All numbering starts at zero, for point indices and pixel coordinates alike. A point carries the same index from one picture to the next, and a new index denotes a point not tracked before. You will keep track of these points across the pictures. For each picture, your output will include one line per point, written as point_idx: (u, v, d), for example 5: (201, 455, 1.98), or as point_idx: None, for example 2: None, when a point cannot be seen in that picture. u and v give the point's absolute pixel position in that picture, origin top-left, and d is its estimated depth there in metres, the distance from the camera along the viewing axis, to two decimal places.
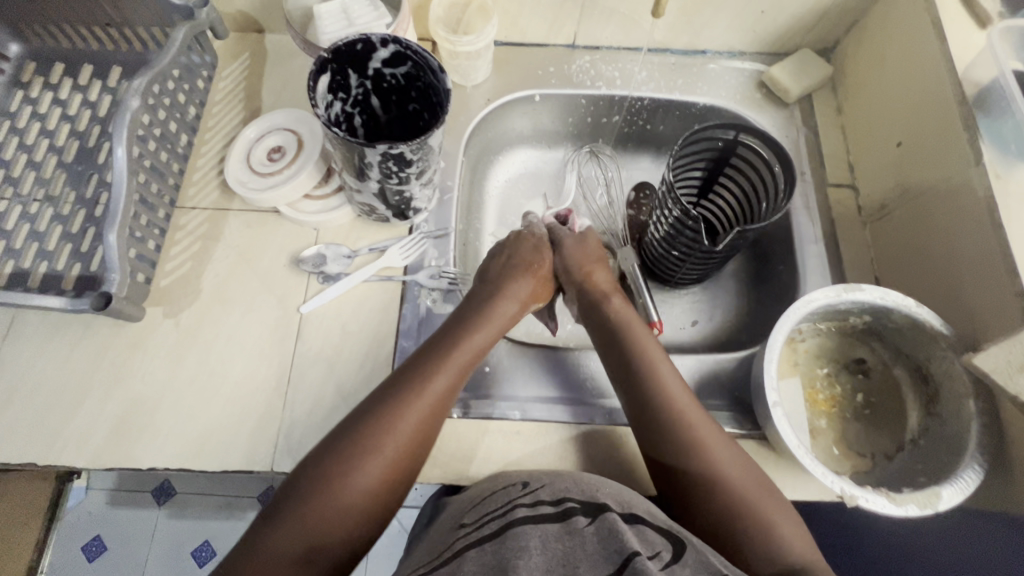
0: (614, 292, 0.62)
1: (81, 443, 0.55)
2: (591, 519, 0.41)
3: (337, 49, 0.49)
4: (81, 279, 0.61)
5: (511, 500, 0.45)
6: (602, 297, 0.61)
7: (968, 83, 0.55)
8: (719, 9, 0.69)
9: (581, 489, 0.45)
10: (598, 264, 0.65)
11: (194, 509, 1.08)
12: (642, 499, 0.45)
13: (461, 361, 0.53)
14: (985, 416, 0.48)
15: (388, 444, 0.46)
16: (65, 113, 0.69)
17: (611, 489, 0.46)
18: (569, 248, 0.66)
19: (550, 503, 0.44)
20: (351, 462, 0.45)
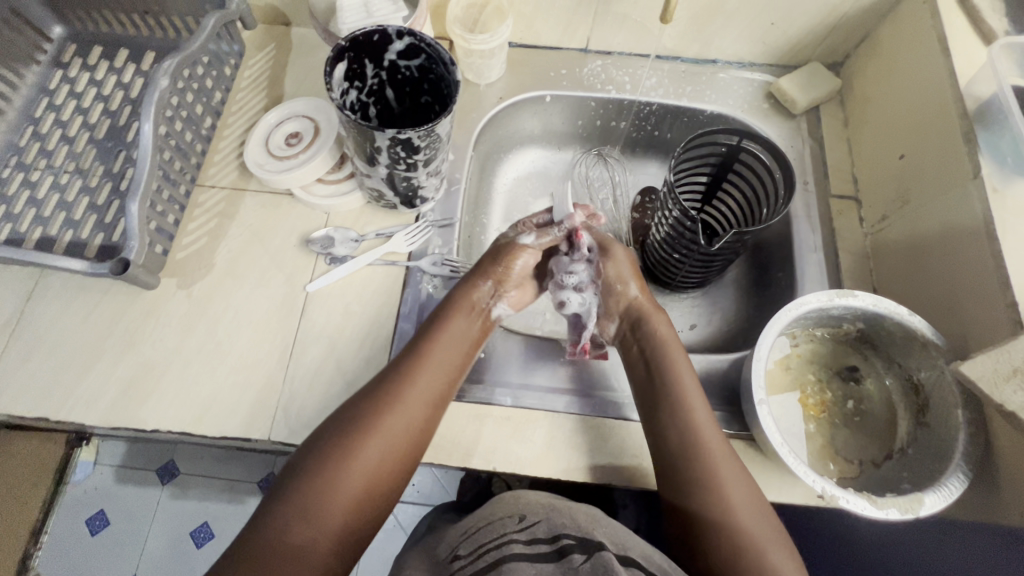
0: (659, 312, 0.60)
1: (92, 401, 0.57)
2: (587, 556, 0.43)
3: (355, 38, 0.52)
4: (103, 247, 0.64)
5: (504, 533, 0.48)
6: (649, 315, 0.60)
7: (971, 97, 0.55)
8: (730, 20, 0.70)
9: (577, 526, 0.47)
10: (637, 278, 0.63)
11: (195, 490, 1.11)
12: (637, 541, 0.46)
13: (453, 348, 0.55)
14: (972, 426, 0.48)
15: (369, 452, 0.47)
16: (100, 92, 0.73)
17: (606, 527, 0.47)
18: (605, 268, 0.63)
19: (545, 540, 0.46)
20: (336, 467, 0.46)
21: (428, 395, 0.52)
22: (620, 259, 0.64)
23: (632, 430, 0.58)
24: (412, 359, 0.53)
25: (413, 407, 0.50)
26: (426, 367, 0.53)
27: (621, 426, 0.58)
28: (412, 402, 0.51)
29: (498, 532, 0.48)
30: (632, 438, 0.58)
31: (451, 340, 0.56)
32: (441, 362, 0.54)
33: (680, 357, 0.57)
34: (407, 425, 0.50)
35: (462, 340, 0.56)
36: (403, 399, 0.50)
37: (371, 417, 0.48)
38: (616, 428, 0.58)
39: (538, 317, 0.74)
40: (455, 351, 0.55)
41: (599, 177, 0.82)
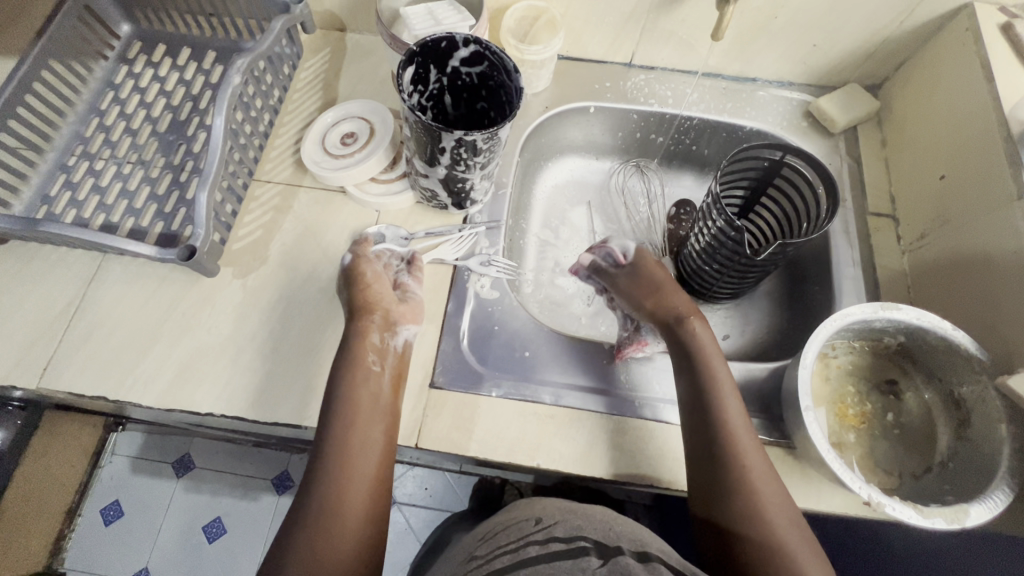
0: (692, 317, 0.61)
1: (149, 384, 0.59)
2: (604, 561, 0.44)
3: (425, 44, 0.54)
4: (163, 235, 0.66)
5: (523, 535, 0.50)
6: (682, 322, 0.60)
7: (1015, 121, 0.57)
8: (773, 40, 0.73)
9: (595, 528, 0.49)
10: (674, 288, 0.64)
11: (210, 485, 1.12)
12: (658, 539, 0.49)
13: (369, 401, 0.54)
14: (1017, 441, 0.49)
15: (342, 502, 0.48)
16: (163, 88, 0.76)
17: (626, 528, 0.50)
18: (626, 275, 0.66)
19: (563, 539, 0.48)
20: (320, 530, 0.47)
21: (369, 444, 0.52)
22: (648, 266, 0.66)
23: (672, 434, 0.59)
24: (331, 429, 0.52)
25: (354, 480, 0.50)
26: (350, 433, 0.52)
27: (663, 429, 0.59)
28: (351, 473, 0.50)
29: (518, 535, 0.50)
30: (671, 441, 0.59)
31: (363, 392, 0.54)
32: (362, 423, 0.52)
33: (719, 363, 0.56)
34: (357, 497, 0.49)
35: (374, 388, 0.55)
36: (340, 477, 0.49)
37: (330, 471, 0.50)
38: (657, 430, 0.59)
39: (574, 321, 0.75)
40: (373, 402, 0.54)
41: (636, 188, 0.84)
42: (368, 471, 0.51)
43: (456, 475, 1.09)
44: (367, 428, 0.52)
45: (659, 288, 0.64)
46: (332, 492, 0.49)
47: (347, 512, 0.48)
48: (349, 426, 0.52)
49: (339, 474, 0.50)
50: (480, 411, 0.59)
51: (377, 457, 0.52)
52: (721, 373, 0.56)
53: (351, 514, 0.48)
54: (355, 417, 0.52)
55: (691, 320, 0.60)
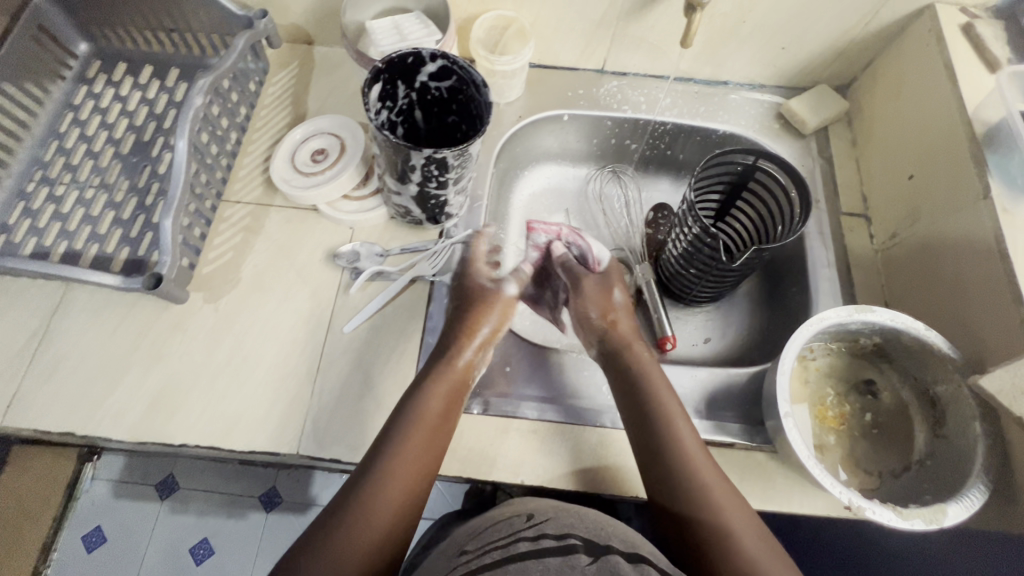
0: (637, 340, 0.62)
1: (119, 416, 0.57)
2: (592, 558, 0.44)
3: (391, 60, 0.53)
4: (130, 261, 0.64)
5: (514, 532, 0.48)
6: (625, 346, 0.61)
7: (979, 121, 0.58)
8: (743, 44, 0.73)
9: (586, 527, 0.48)
10: (624, 308, 0.65)
11: (197, 504, 1.09)
12: (649, 543, 0.48)
13: (444, 400, 0.54)
14: (991, 438, 0.50)
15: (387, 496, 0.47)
16: (125, 108, 0.74)
17: (617, 530, 0.49)
18: (586, 288, 0.66)
19: (553, 536, 0.47)
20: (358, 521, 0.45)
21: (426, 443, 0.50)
22: (606, 285, 0.67)
23: None
24: (400, 418, 0.52)
25: (404, 477, 0.48)
26: (411, 437, 0.50)
27: None
28: (400, 475, 0.48)
29: (508, 531, 0.49)
30: None
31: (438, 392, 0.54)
32: (431, 420, 0.52)
33: (662, 386, 0.57)
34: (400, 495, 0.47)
35: (450, 392, 0.54)
36: (393, 466, 0.48)
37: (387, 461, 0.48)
38: None
39: None
40: (445, 402, 0.54)
41: (613, 194, 0.84)
42: (418, 467, 0.49)
43: (445, 485, 1.08)
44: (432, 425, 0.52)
45: (605, 312, 0.64)
46: (378, 482, 0.47)
47: (383, 507, 0.46)
48: (414, 417, 0.51)
49: (391, 462, 0.49)
50: (462, 430, 0.58)
51: (430, 457, 0.50)
52: (660, 389, 0.56)
53: (387, 510, 0.47)
54: (424, 412, 0.52)
55: (633, 341, 0.62)
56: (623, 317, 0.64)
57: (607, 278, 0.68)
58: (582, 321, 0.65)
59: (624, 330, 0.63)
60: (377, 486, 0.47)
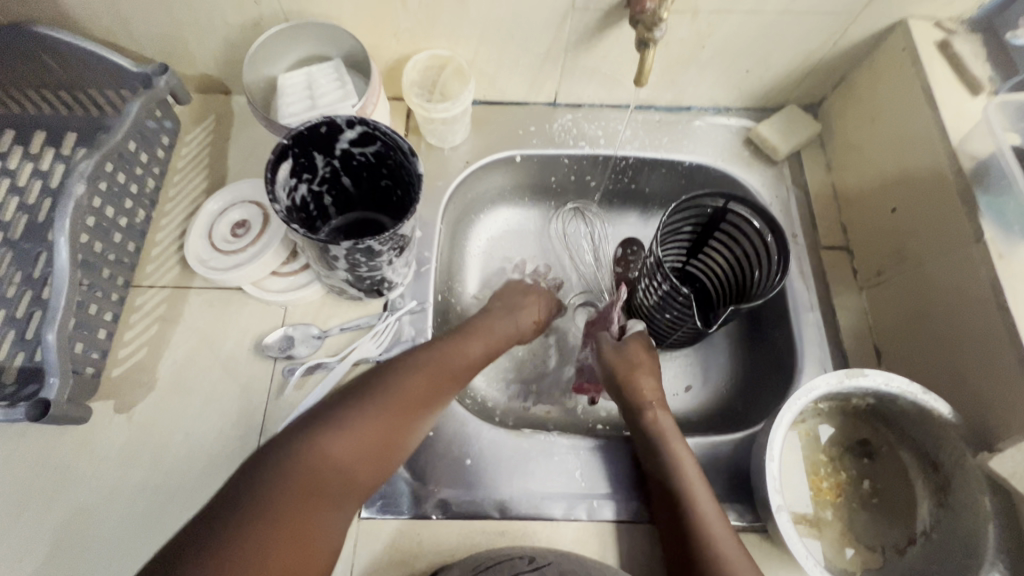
0: (661, 406, 0.56)
1: (17, 561, 0.49)
2: None
3: (299, 134, 0.46)
4: (24, 370, 0.56)
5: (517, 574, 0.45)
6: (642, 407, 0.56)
7: (965, 154, 0.52)
8: (704, 69, 0.67)
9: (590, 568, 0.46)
10: (644, 372, 0.58)
11: None
12: None
13: (469, 355, 0.54)
14: (1003, 518, 0.45)
15: (403, 413, 0.47)
16: (14, 184, 0.64)
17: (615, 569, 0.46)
18: (606, 352, 0.60)
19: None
20: (370, 420, 0.45)
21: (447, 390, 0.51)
22: (629, 348, 0.60)
23: (642, 536, 0.52)
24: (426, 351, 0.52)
25: (425, 405, 0.49)
26: (439, 375, 0.51)
27: (629, 529, 0.53)
28: (421, 409, 0.49)
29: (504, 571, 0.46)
30: (642, 544, 0.52)
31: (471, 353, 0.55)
32: (459, 361, 0.53)
33: (686, 457, 0.52)
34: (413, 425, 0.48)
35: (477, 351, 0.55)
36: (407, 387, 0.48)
37: (415, 386, 0.49)
38: (623, 532, 0.53)
39: (525, 394, 0.68)
40: (470, 355, 0.54)
41: (579, 233, 0.77)
42: (427, 398, 0.49)
43: None
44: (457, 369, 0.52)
45: (621, 373, 0.58)
46: (393, 394, 0.47)
47: (389, 418, 0.46)
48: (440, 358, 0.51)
49: (412, 385, 0.49)
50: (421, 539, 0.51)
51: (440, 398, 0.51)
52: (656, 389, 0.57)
53: (389, 422, 0.46)
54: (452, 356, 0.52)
55: (655, 406, 0.56)
56: (646, 377, 0.58)
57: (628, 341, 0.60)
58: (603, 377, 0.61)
59: (645, 392, 0.56)
60: (390, 398, 0.47)
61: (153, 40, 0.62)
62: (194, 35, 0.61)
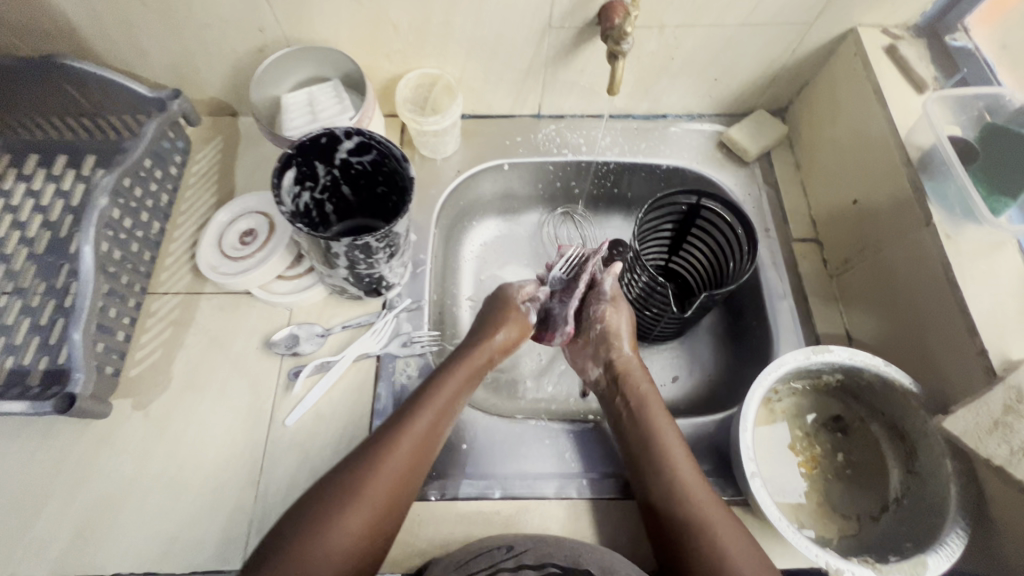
0: (642, 372, 0.60)
1: (42, 550, 0.52)
2: None
3: (302, 144, 0.51)
4: (48, 372, 0.59)
5: (494, 564, 0.47)
6: (630, 374, 0.59)
7: (912, 146, 0.57)
8: (675, 79, 0.72)
9: (564, 554, 0.47)
10: (632, 338, 0.62)
11: None
12: (625, 564, 0.46)
13: (440, 405, 0.54)
14: (963, 477, 0.48)
15: (367, 493, 0.48)
16: (38, 204, 0.69)
17: (595, 552, 0.47)
18: (609, 315, 0.61)
19: (533, 567, 0.46)
20: (333, 515, 0.47)
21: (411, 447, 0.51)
22: (627, 315, 0.62)
23: (630, 510, 0.56)
24: (398, 417, 0.53)
25: (387, 469, 0.49)
26: (396, 440, 0.51)
27: (618, 506, 0.56)
28: (382, 472, 0.49)
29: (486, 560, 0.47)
30: (629, 518, 0.55)
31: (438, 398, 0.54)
32: (426, 417, 0.53)
33: (665, 428, 0.55)
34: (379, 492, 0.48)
35: (450, 399, 0.55)
36: (380, 461, 0.50)
37: (373, 463, 0.49)
38: (612, 508, 0.55)
39: (518, 386, 0.71)
40: (443, 406, 0.54)
41: (568, 235, 0.81)
42: (404, 467, 0.50)
43: None
44: (428, 427, 0.53)
45: (615, 336, 0.61)
46: (353, 483, 0.48)
47: (367, 499, 0.48)
48: (412, 422, 0.52)
49: (372, 463, 0.49)
50: (420, 519, 0.55)
51: (420, 460, 0.51)
52: (655, 410, 0.57)
53: (370, 504, 0.48)
54: (422, 415, 0.53)
55: (637, 372, 0.60)
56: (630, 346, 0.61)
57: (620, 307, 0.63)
58: (596, 338, 0.62)
59: (626, 359, 0.60)
60: (364, 478, 0.49)
61: (167, 68, 0.68)
62: (205, 62, 0.67)
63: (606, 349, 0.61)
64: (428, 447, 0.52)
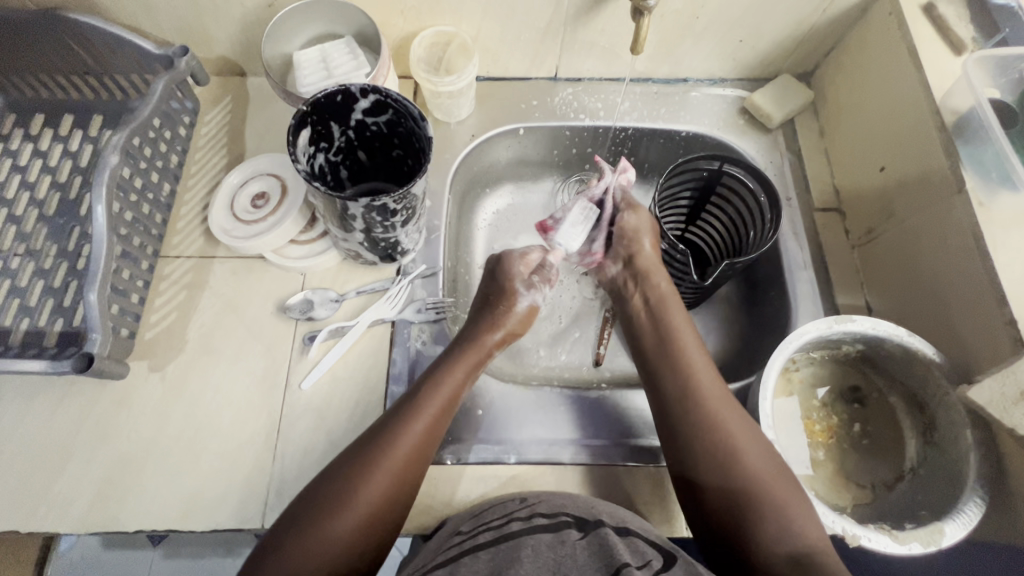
0: (659, 270, 0.60)
1: (66, 507, 0.53)
2: (584, 533, 0.44)
3: (317, 101, 0.50)
4: (63, 334, 0.59)
5: (507, 513, 0.47)
6: (649, 272, 0.59)
7: (948, 110, 0.55)
8: (699, 40, 0.69)
9: (577, 506, 0.47)
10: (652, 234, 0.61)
11: (189, 548, 0.92)
12: (638, 518, 0.47)
13: (434, 411, 0.51)
14: (982, 446, 0.48)
15: (360, 494, 0.46)
16: (46, 164, 0.68)
17: (608, 508, 0.48)
18: (632, 219, 0.61)
19: (544, 515, 0.46)
20: (327, 514, 0.45)
21: (404, 449, 0.49)
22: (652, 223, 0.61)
23: (645, 474, 0.56)
24: (391, 422, 0.50)
25: (380, 466, 0.47)
26: (387, 442, 0.48)
27: (633, 472, 0.56)
28: (374, 474, 0.47)
29: (502, 513, 0.48)
30: (646, 483, 0.55)
31: (436, 400, 0.52)
32: (421, 421, 0.50)
33: (692, 348, 0.55)
34: (372, 492, 0.46)
35: (445, 401, 0.52)
36: (372, 468, 0.47)
37: (367, 464, 0.47)
38: (626, 474, 0.56)
39: (531, 355, 0.71)
40: (439, 410, 0.52)
41: None
42: (398, 474, 0.48)
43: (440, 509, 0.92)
44: (423, 432, 0.50)
45: (633, 236, 0.60)
46: (347, 487, 0.46)
47: (360, 507, 0.46)
48: (405, 426, 0.50)
49: (367, 464, 0.47)
50: (437, 482, 0.55)
51: (417, 459, 0.49)
52: (690, 345, 0.55)
53: (361, 512, 0.46)
54: (417, 420, 0.50)
55: (657, 269, 0.59)
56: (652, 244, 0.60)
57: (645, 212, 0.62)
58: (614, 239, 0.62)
59: (647, 259, 0.60)
60: (355, 485, 0.46)
61: (174, 24, 0.66)
62: (212, 16, 0.64)
63: (625, 246, 0.61)
64: (424, 449, 0.50)
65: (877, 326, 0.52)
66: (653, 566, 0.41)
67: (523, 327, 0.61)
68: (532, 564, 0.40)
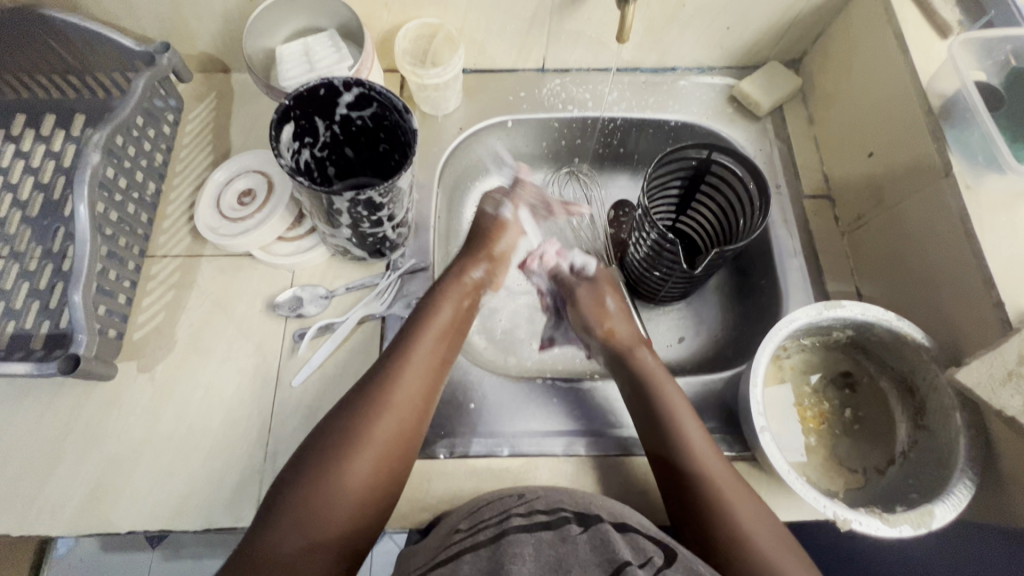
0: (640, 344, 0.59)
1: (57, 510, 0.53)
2: (584, 529, 0.43)
3: (299, 95, 0.49)
4: (50, 337, 0.58)
5: (506, 509, 0.47)
6: (628, 351, 0.58)
7: (934, 93, 0.55)
8: (686, 29, 0.69)
9: (576, 502, 0.47)
10: (620, 313, 0.62)
11: (188, 550, 0.92)
12: (637, 514, 0.47)
13: (433, 340, 0.53)
14: (972, 429, 0.48)
15: (373, 431, 0.46)
16: (28, 165, 0.67)
17: (604, 502, 0.48)
18: (580, 296, 0.64)
19: (544, 511, 0.46)
20: (343, 452, 0.45)
21: (412, 385, 0.49)
22: (597, 292, 0.64)
23: (639, 464, 0.56)
24: (393, 358, 0.51)
25: (390, 404, 0.48)
26: (392, 381, 0.49)
27: (627, 462, 0.56)
28: (383, 414, 0.47)
29: (500, 509, 0.48)
30: (640, 474, 0.56)
31: (439, 332, 0.54)
32: (426, 356, 0.52)
33: (685, 417, 0.52)
34: (384, 433, 0.46)
35: (445, 330, 0.54)
36: (380, 404, 0.47)
37: (376, 404, 0.47)
38: (619, 465, 0.56)
39: (525, 348, 0.71)
40: (440, 341, 0.54)
41: (572, 195, 0.78)
42: (405, 413, 0.48)
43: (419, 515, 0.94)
44: (429, 365, 0.51)
45: (599, 315, 0.62)
46: (358, 421, 0.46)
47: (373, 445, 0.46)
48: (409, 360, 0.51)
49: (377, 401, 0.47)
50: (431, 477, 0.55)
51: (423, 399, 0.50)
52: (679, 408, 0.53)
53: (374, 449, 0.45)
54: (417, 355, 0.51)
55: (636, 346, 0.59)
56: (621, 322, 0.61)
57: (596, 280, 0.65)
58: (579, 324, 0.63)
59: (623, 336, 0.60)
60: (369, 419, 0.46)
61: (154, 20, 0.65)
62: (194, 12, 0.64)
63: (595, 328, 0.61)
64: (428, 385, 0.51)
65: (868, 311, 0.52)
66: (654, 563, 0.40)
67: (496, 275, 0.63)
68: (533, 562, 0.39)
